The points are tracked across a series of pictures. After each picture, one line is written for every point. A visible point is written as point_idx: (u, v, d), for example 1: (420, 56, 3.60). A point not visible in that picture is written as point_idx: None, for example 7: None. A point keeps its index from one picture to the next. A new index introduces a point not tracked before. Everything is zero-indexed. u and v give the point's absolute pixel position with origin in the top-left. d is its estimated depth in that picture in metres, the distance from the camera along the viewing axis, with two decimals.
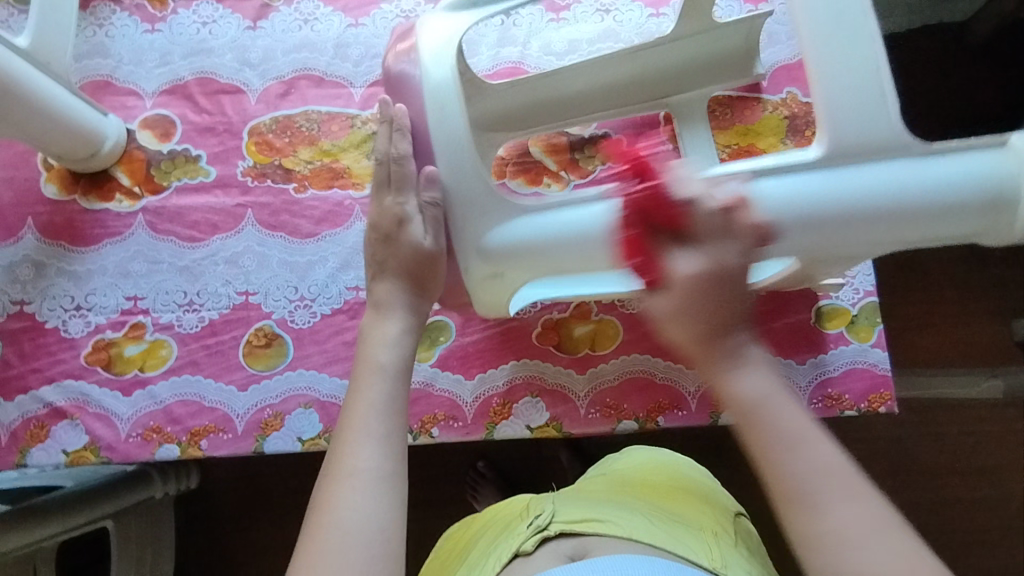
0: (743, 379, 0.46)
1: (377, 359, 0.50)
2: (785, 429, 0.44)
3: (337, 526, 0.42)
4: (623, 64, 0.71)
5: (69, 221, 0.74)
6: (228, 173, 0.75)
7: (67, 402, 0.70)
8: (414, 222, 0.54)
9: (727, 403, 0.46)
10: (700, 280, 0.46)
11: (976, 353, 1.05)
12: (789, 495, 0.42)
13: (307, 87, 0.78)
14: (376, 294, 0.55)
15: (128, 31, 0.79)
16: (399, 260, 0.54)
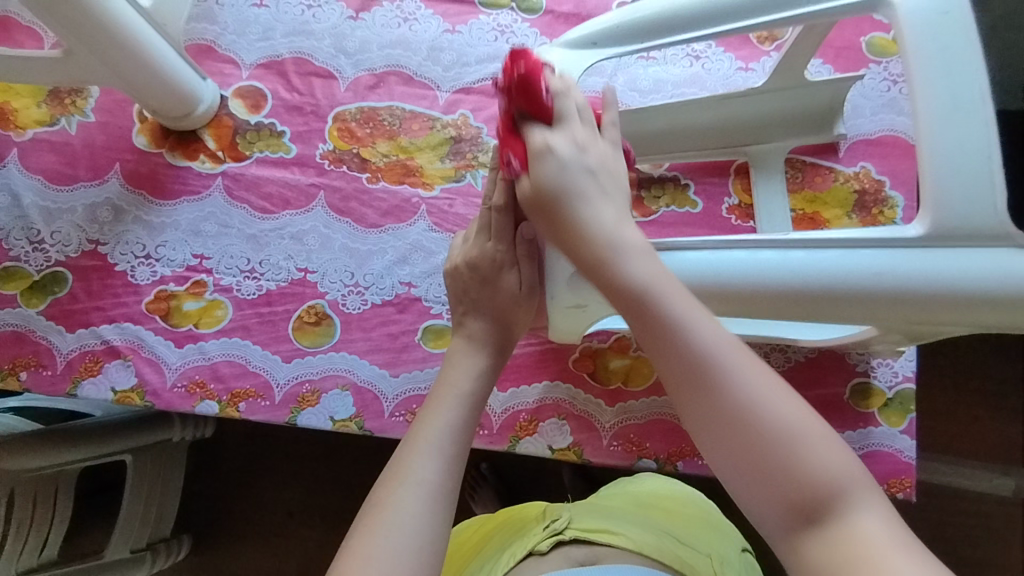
0: (630, 265, 0.44)
1: (455, 385, 0.53)
2: (674, 310, 0.41)
3: (392, 523, 0.44)
4: (712, 108, 0.74)
5: (152, 173, 0.78)
6: (308, 153, 0.78)
7: (123, 343, 0.73)
8: (507, 273, 0.58)
9: (615, 294, 0.44)
10: (545, 151, 0.50)
11: (1001, 451, 1.04)
12: (691, 376, 0.39)
13: (395, 83, 0.80)
14: (468, 327, 0.58)
15: (238, 2, 0.82)
16: (495, 305, 0.58)
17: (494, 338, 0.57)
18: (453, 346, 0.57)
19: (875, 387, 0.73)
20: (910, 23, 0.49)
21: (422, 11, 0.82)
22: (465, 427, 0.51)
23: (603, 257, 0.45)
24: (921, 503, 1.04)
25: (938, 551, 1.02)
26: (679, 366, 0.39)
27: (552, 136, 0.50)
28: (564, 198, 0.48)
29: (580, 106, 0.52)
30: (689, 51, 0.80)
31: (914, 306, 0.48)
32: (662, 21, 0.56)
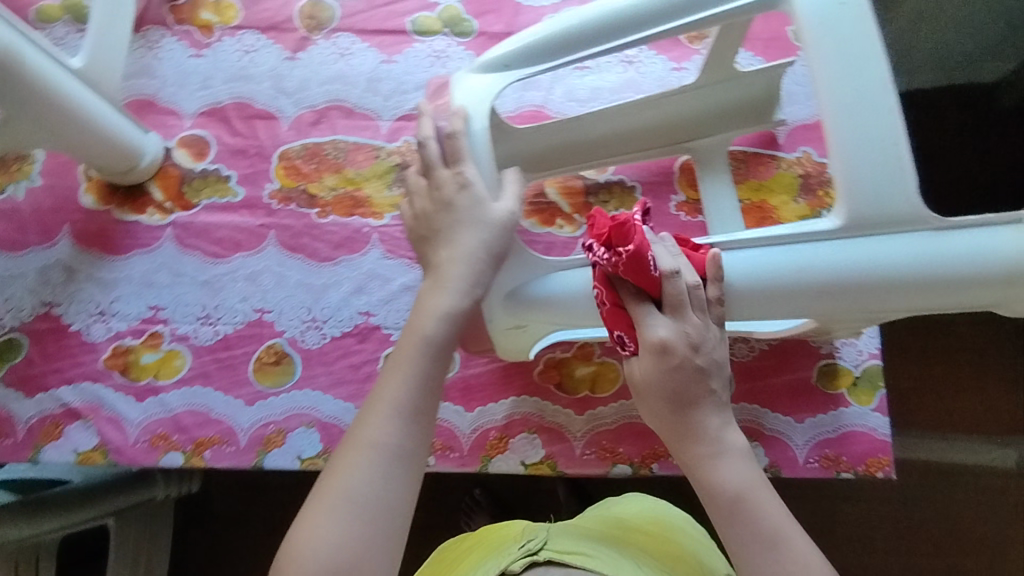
0: (720, 464, 0.53)
1: (423, 330, 0.52)
2: (737, 481, 0.52)
3: (346, 492, 0.47)
4: (647, 112, 0.75)
5: (102, 230, 0.78)
6: (256, 195, 0.79)
7: (83, 403, 0.73)
8: (476, 185, 0.55)
9: (706, 487, 0.53)
10: (660, 348, 0.52)
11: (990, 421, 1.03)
12: (718, 502, 0.52)
13: (337, 117, 0.81)
14: (439, 265, 0.55)
15: (176, 54, 0.84)
16: (468, 224, 0.54)
17: (477, 272, 0.54)
18: (432, 279, 0.54)
19: (841, 367, 0.72)
20: (806, 9, 0.51)
21: (358, 45, 0.83)
22: (430, 385, 0.51)
23: (710, 459, 0.53)
24: (919, 482, 1.02)
25: (943, 531, 1.01)
26: (719, 508, 0.52)
27: (651, 321, 0.53)
28: (678, 406, 0.54)
29: (692, 286, 0.52)
30: (622, 57, 0.82)
31: (843, 293, 0.52)
32: (575, 34, 0.58)
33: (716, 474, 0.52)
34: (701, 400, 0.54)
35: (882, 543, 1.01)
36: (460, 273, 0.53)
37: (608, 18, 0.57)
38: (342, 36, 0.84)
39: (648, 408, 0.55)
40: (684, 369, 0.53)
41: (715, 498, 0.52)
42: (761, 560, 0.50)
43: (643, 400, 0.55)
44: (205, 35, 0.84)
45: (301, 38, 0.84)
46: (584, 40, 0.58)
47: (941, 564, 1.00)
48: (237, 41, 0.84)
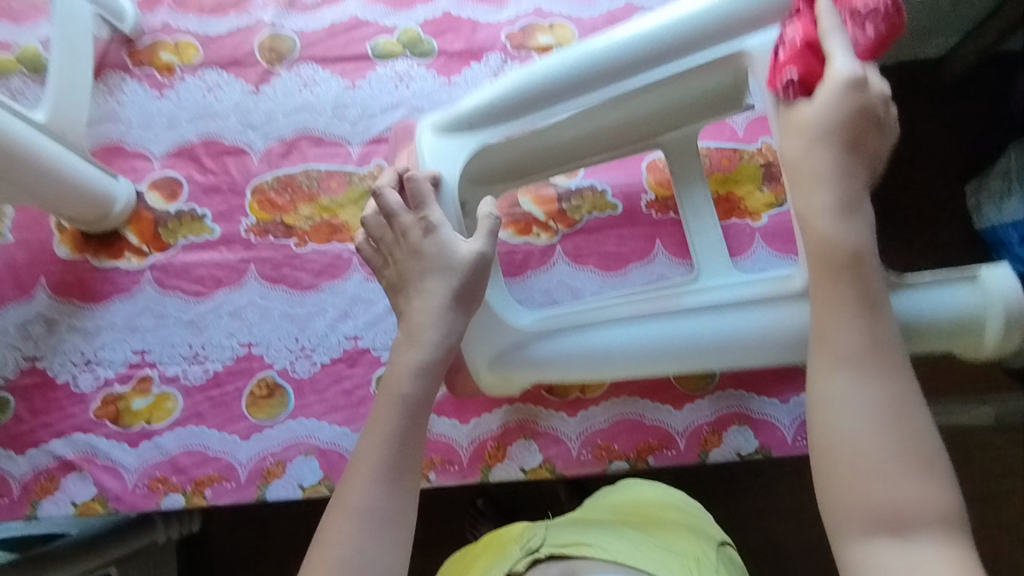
0: (846, 229, 0.49)
1: (399, 394, 0.53)
2: (869, 299, 0.48)
3: (335, 561, 0.49)
4: (614, 113, 0.67)
5: (79, 279, 0.78)
6: (232, 231, 0.79)
7: (76, 455, 0.72)
8: (443, 228, 0.57)
9: (818, 252, 0.49)
10: (857, 82, 0.49)
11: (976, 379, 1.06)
12: (829, 271, 0.49)
13: (307, 147, 0.82)
14: (411, 313, 0.55)
15: (138, 97, 0.84)
16: (440, 265, 0.55)
17: (451, 304, 0.55)
18: (409, 321, 0.55)
19: None
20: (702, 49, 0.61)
21: (321, 74, 0.84)
22: (408, 444, 0.52)
23: (839, 211, 0.49)
24: None
25: None
26: (849, 340, 0.47)
27: (840, 53, 0.49)
28: (831, 147, 0.49)
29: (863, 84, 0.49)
30: None
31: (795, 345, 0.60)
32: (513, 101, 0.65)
33: (823, 228, 0.49)
34: (861, 171, 0.50)
35: None
36: (432, 307, 0.55)
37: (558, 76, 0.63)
38: (304, 66, 0.85)
39: (800, 141, 0.51)
40: (863, 117, 0.49)
41: (831, 255, 0.49)
42: (852, 335, 0.48)
43: (800, 134, 0.51)
44: (166, 76, 0.84)
45: (264, 71, 0.84)
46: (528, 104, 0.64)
47: None
48: (199, 79, 0.84)
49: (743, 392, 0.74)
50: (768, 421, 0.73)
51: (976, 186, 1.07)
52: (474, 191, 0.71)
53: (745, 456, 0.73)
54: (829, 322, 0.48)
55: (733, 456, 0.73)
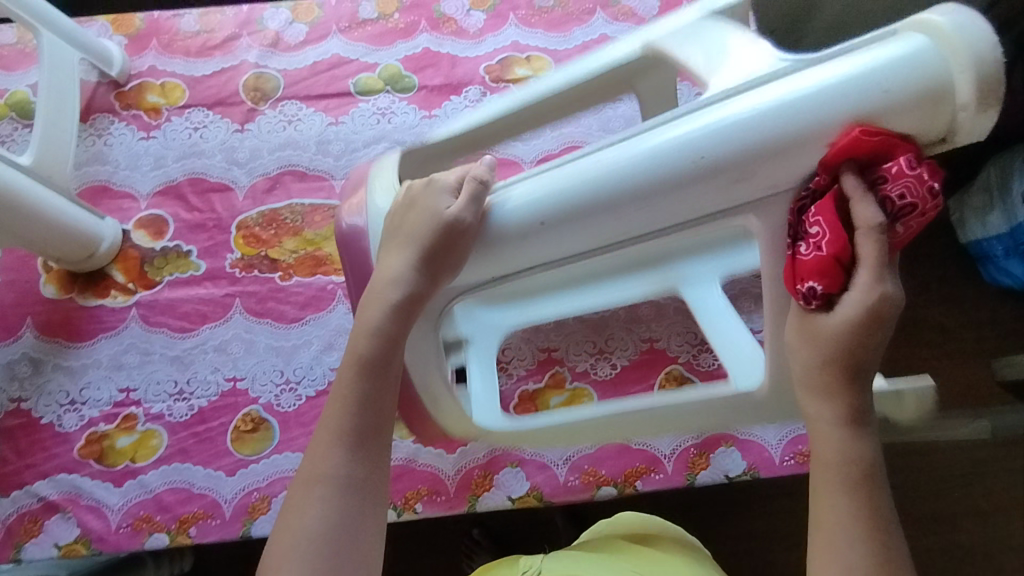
0: (845, 432, 0.44)
1: (322, 466, 0.48)
2: (873, 503, 0.43)
3: None
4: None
5: (66, 319, 0.79)
6: (218, 266, 0.80)
7: (61, 496, 0.72)
8: (439, 193, 0.51)
9: (821, 454, 0.45)
10: (877, 308, 0.41)
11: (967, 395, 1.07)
12: (831, 470, 0.44)
13: (291, 182, 0.83)
14: (386, 264, 0.52)
15: (126, 138, 0.85)
16: (417, 231, 0.50)
17: (391, 324, 0.51)
18: (340, 367, 0.52)
19: None
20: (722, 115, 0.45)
21: (304, 111, 0.86)
22: (334, 524, 0.47)
23: (843, 426, 0.44)
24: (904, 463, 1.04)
25: (935, 509, 1.03)
26: (851, 544, 0.42)
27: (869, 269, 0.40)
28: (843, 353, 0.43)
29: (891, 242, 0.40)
30: None
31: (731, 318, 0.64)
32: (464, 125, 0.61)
33: (821, 428, 0.45)
34: (869, 381, 0.44)
35: None
36: (360, 346, 0.51)
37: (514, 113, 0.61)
38: (288, 104, 0.87)
39: (811, 352, 0.44)
40: (879, 338, 0.42)
41: (839, 469, 0.44)
42: (854, 542, 0.43)
43: (813, 346, 0.44)
44: (154, 117, 0.86)
45: (249, 110, 0.86)
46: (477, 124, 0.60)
47: (940, 542, 1.02)
48: (186, 119, 0.86)
49: None
50: (755, 441, 0.73)
51: (959, 202, 1.09)
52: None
53: (734, 478, 0.72)
54: (829, 523, 0.44)
55: (722, 479, 0.72)
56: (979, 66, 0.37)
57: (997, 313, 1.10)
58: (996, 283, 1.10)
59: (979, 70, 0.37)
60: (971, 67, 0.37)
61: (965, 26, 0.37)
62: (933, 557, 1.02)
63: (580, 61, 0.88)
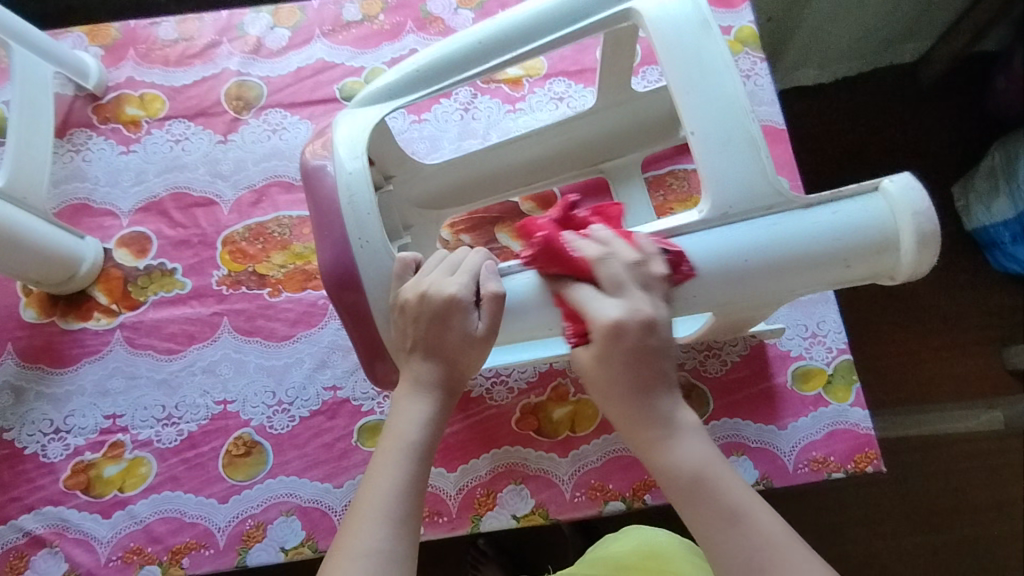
0: (680, 448, 0.44)
1: (374, 514, 0.45)
2: (730, 501, 0.42)
3: None
4: (555, 140, 0.76)
5: (47, 344, 0.76)
6: (204, 284, 0.77)
7: (47, 529, 0.69)
8: (460, 314, 0.48)
9: (660, 476, 0.44)
10: (615, 331, 0.44)
11: (977, 384, 1.05)
12: (682, 485, 0.43)
13: (277, 193, 0.80)
14: (412, 369, 0.50)
15: (105, 153, 0.82)
16: (444, 348, 0.49)
17: (430, 427, 0.49)
18: (381, 445, 0.49)
19: (813, 367, 0.72)
20: (669, 65, 0.49)
21: (289, 119, 0.83)
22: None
23: (661, 439, 0.44)
24: (916, 458, 1.02)
25: (949, 504, 1.00)
26: (729, 550, 0.41)
27: (597, 302, 0.45)
28: (637, 375, 0.44)
29: (632, 263, 0.46)
30: (552, 95, 0.83)
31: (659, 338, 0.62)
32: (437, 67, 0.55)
33: (655, 450, 0.44)
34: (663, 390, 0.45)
35: (896, 524, 1.00)
36: (408, 430, 0.49)
37: (468, 47, 0.54)
38: (272, 112, 0.83)
39: (602, 376, 0.45)
40: (650, 346, 0.44)
41: (672, 479, 0.43)
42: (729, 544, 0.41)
43: (602, 371, 0.45)
44: (133, 130, 0.83)
45: (232, 120, 0.83)
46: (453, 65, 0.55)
47: (956, 536, 1.00)
48: (166, 131, 0.83)
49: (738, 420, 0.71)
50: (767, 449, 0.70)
51: (964, 186, 1.07)
52: (423, 215, 0.76)
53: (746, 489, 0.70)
54: (712, 540, 0.42)
55: None
56: (920, 236, 0.44)
57: (1006, 299, 1.08)
58: (1003, 270, 1.07)
59: (920, 235, 0.44)
60: (913, 235, 0.44)
61: (912, 197, 0.45)
62: (949, 552, 0.99)
63: (573, 58, 0.84)
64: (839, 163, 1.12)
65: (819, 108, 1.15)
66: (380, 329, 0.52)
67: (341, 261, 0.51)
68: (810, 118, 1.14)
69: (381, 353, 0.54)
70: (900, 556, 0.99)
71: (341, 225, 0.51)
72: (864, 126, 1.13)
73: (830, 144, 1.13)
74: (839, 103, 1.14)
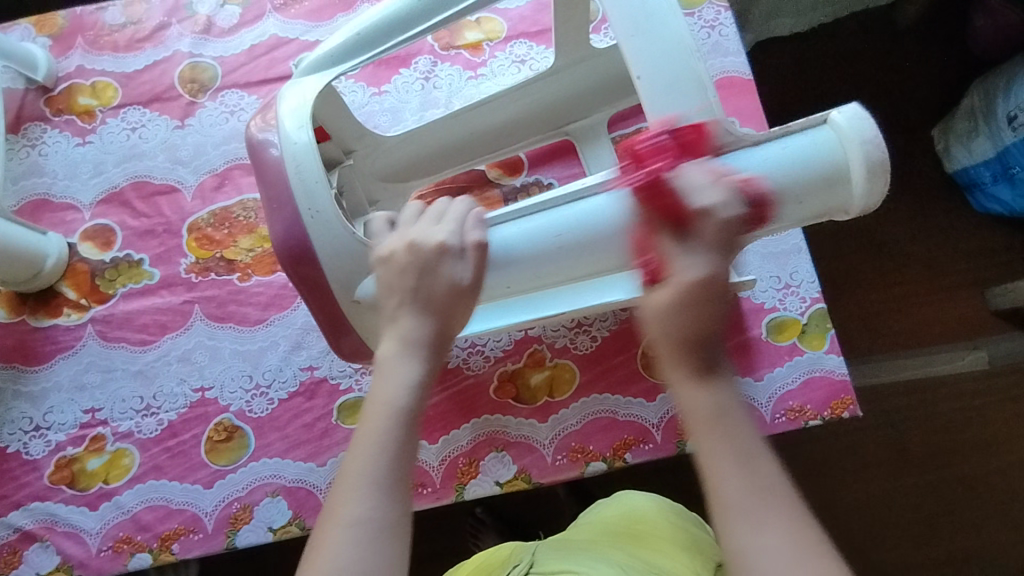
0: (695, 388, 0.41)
1: (362, 480, 0.43)
2: (748, 442, 0.40)
3: None
4: (519, 100, 0.74)
5: (20, 342, 0.75)
6: (172, 273, 0.76)
7: (36, 524, 0.70)
8: (446, 263, 0.48)
9: (684, 410, 0.42)
10: (701, 287, 0.41)
11: (959, 326, 1.05)
12: (703, 422, 0.41)
13: (240, 176, 0.79)
14: (401, 327, 0.48)
15: (61, 146, 0.81)
16: (433, 302, 0.48)
17: (417, 391, 0.47)
18: (365, 411, 0.46)
19: (787, 318, 0.72)
20: (616, 10, 0.48)
21: (246, 99, 0.81)
22: (383, 543, 0.42)
23: (696, 380, 0.41)
24: (902, 401, 1.03)
25: (934, 442, 1.02)
26: (745, 493, 0.39)
27: (686, 254, 0.41)
28: (697, 299, 0.40)
29: (730, 215, 0.42)
30: (514, 58, 0.81)
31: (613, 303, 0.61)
32: (382, 30, 0.53)
33: (681, 386, 0.42)
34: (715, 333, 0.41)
35: (884, 467, 1.01)
36: (395, 396, 0.46)
37: (410, 7, 0.52)
38: (228, 93, 0.81)
39: (666, 316, 0.41)
40: (712, 291, 0.41)
41: (706, 419, 0.41)
42: (740, 490, 0.39)
43: (665, 312, 0.41)
44: (87, 121, 0.81)
45: (188, 104, 0.81)
46: (401, 27, 0.53)
47: (942, 475, 1.01)
48: (122, 120, 0.81)
49: None
50: (745, 402, 0.70)
51: (944, 128, 1.06)
52: (388, 189, 0.75)
53: None
54: (720, 486, 0.40)
55: None
56: (868, 159, 0.44)
57: (986, 239, 1.07)
58: (985, 211, 1.06)
59: (869, 165, 0.44)
60: (862, 158, 0.44)
61: (859, 126, 0.44)
62: (936, 491, 1.01)
63: (533, 18, 0.82)
64: (815, 112, 1.10)
65: (793, 56, 1.13)
66: (338, 299, 0.52)
67: (294, 235, 0.50)
68: (783, 68, 1.12)
69: (343, 323, 0.53)
70: (889, 497, 1.01)
71: (292, 201, 0.50)
72: (838, 72, 1.12)
73: (805, 92, 1.11)
74: (811, 51, 1.12)
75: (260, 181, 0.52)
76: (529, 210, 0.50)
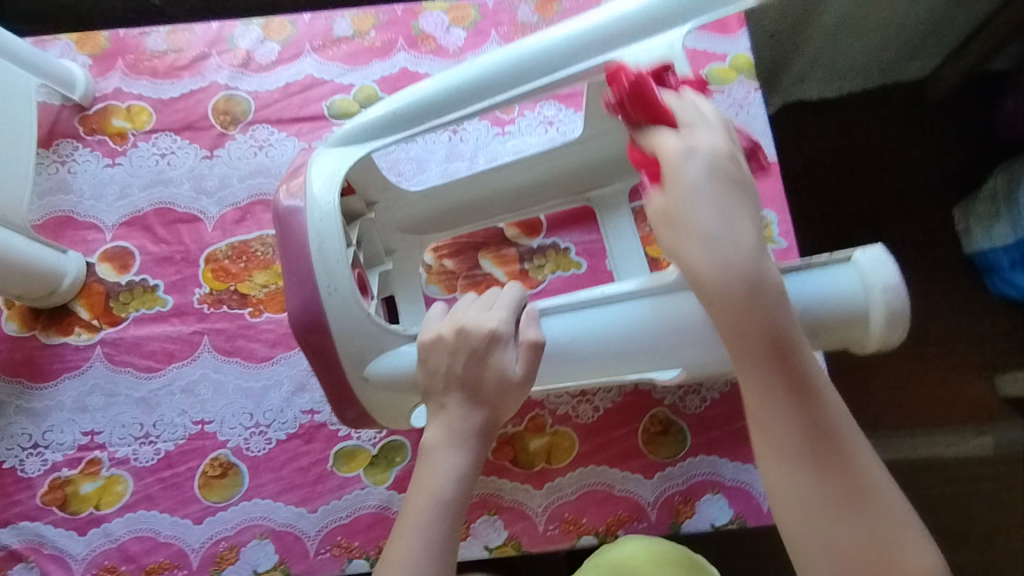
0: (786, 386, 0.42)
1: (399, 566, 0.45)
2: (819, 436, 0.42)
3: None
4: (543, 166, 0.75)
5: (28, 357, 0.76)
6: (185, 302, 0.77)
7: (23, 545, 0.69)
8: (497, 352, 0.49)
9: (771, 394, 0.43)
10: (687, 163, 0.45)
11: (967, 411, 1.04)
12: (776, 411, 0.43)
13: (262, 212, 0.80)
14: (448, 412, 0.49)
15: (90, 166, 0.82)
16: (483, 390, 0.49)
17: (462, 482, 0.48)
18: (409, 497, 0.48)
19: None
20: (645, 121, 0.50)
21: (276, 136, 0.82)
22: None
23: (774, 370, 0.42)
24: (907, 483, 1.01)
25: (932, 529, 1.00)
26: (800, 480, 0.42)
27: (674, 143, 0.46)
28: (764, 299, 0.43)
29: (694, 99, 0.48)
30: (542, 118, 0.82)
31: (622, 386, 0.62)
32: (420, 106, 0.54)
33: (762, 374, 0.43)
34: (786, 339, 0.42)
35: None
36: (441, 486, 0.47)
37: (444, 92, 0.54)
38: (259, 128, 0.83)
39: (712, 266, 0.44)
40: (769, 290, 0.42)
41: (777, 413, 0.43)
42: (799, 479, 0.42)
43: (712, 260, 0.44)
44: (119, 143, 0.82)
45: (218, 135, 0.83)
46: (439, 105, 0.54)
47: None
48: (152, 145, 0.82)
49: (716, 457, 0.71)
50: (743, 488, 0.70)
51: (965, 210, 1.06)
52: (406, 239, 0.75)
53: (720, 527, 0.69)
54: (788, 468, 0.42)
55: (708, 527, 0.69)
56: (885, 306, 0.46)
57: (1000, 327, 1.06)
58: (1001, 296, 1.06)
59: (888, 311, 0.46)
60: (879, 305, 0.46)
61: (881, 271, 0.46)
62: None
63: None
64: (836, 186, 1.11)
65: (820, 126, 1.12)
66: (347, 371, 0.52)
67: (309, 305, 0.51)
68: (810, 138, 1.12)
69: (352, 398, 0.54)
70: None
71: (311, 270, 0.51)
72: (861, 148, 1.12)
73: (828, 165, 1.11)
74: (838, 123, 1.12)
75: (281, 247, 0.53)
76: (581, 302, 0.52)
